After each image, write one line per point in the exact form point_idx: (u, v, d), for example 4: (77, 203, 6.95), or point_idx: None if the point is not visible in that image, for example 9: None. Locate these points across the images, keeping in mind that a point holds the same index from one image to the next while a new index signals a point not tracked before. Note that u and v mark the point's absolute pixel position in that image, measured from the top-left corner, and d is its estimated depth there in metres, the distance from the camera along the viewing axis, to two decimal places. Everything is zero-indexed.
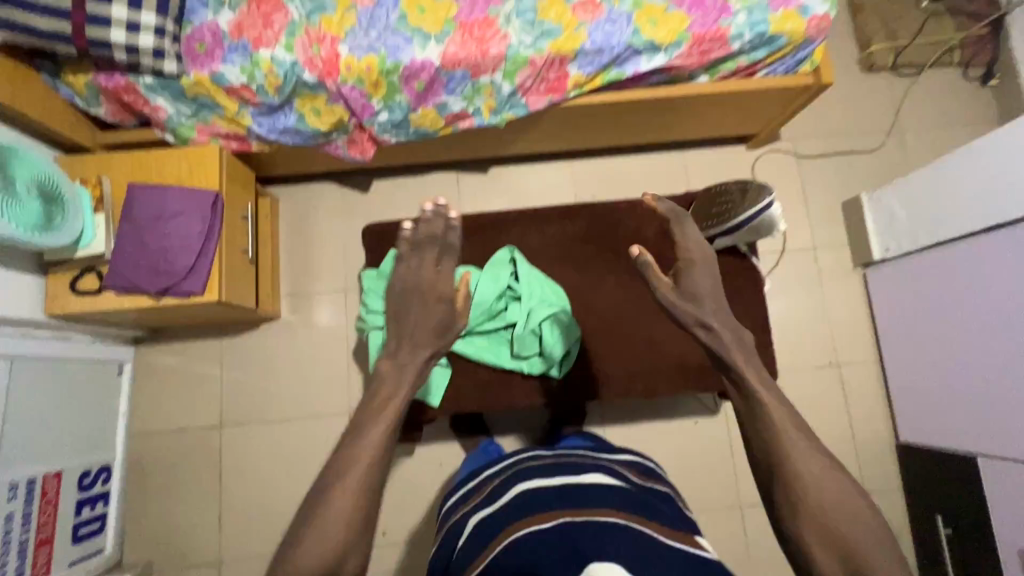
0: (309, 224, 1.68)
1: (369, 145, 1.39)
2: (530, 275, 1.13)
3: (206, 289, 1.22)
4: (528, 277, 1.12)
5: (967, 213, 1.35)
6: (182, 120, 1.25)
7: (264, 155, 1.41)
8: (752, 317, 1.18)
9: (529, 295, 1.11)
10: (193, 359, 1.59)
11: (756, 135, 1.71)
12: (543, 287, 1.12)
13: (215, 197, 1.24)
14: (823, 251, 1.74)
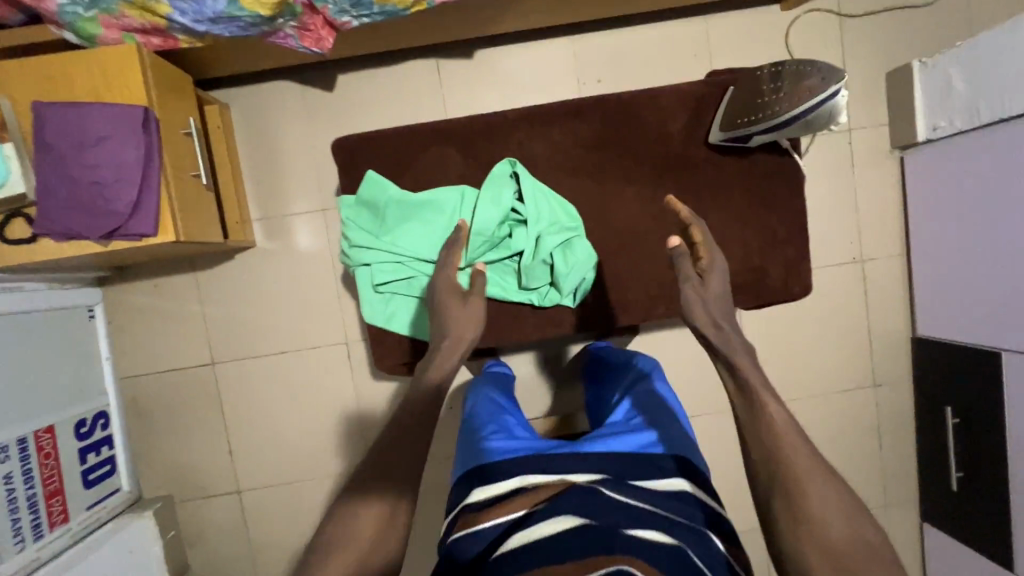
0: (270, 134, 1.44)
1: (327, 32, 1.13)
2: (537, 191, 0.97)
3: (159, 229, 1.04)
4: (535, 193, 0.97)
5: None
6: (79, 12, 0.98)
7: (198, 51, 1.16)
8: (789, 225, 1.03)
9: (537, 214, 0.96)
10: (168, 296, 1.46)
11: None
12: (552, 204, 0.97)
13: (144, 114, 1.00)
14: (858, 133, 1.54)
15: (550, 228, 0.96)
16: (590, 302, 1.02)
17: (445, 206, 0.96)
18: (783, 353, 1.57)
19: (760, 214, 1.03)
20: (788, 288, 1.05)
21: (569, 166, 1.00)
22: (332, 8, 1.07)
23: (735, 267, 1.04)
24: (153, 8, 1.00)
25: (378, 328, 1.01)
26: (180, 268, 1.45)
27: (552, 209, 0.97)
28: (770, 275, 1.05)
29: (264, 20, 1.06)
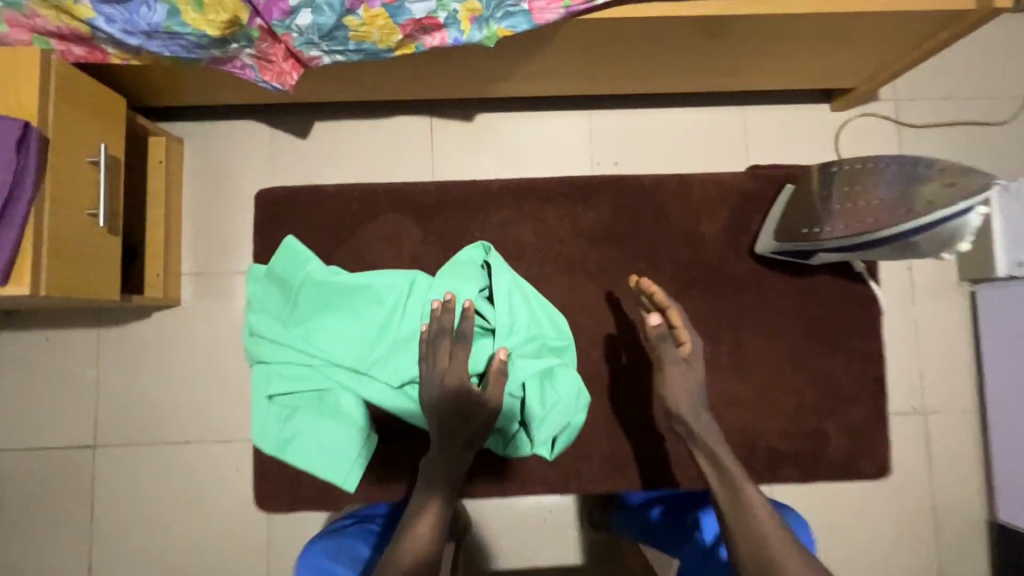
0: (223, 179, 1.22)
1: (291, 67, 0.93)
2: (515, 295, 0.74)
3: (11, 276, 0.78)
4: (512, 297, 0.74)
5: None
6: None
7: (135, 71, 0.96)
8: (858, 373, 0.75)
9: (515, 328, 0.73)
10: (59, 353, 1.18)
11: (849, 90, 1.22)
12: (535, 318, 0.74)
13: (24, 128, 0.78)
14: (919, 258, 1.29)
15: (523, 350, 0.72)
16: None
17: (386, 295, 0.73)
18: (824, 523, 1.22)
19: (819, 356, 0.75)
20: (856, 466, 0.74)
21: None
22: (296, 38, 0.87)
23: (783, 428, 0.74)
24: (71, 9, 0.81)
25: (267, 455, 0.71)
26: (81, 321, 1.18)
27: (530, 323, 0.74)
28: (831, 444, 0.74)
29: (213, 41, 0.87)
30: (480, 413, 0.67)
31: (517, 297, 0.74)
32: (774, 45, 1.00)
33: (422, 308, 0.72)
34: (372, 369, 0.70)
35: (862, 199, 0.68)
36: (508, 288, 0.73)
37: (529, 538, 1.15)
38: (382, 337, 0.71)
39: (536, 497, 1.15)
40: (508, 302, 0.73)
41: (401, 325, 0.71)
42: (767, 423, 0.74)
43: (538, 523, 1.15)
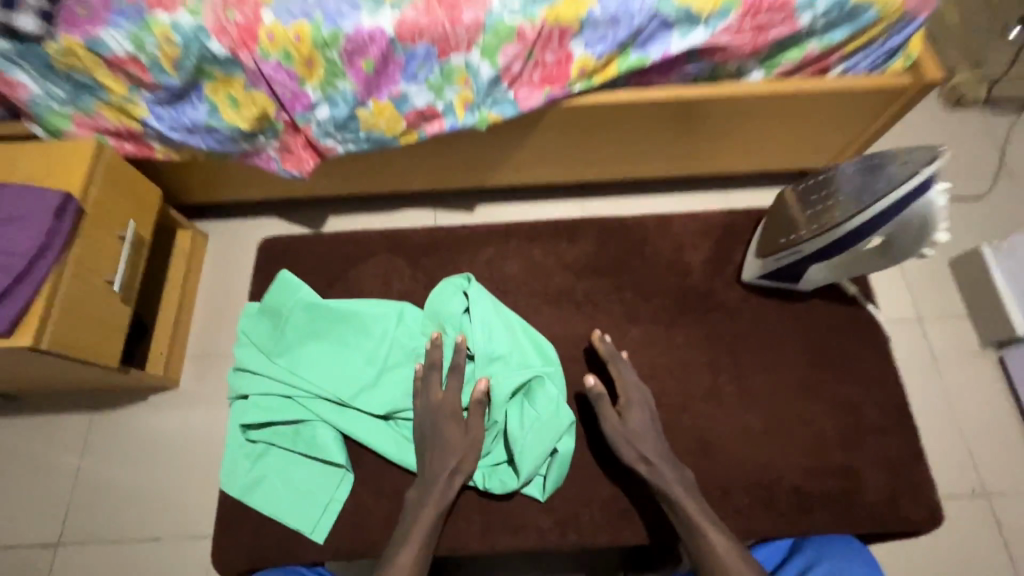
0: (239, 267, 1.30)
1: (308, 155, 1.04)
2: (503, 326, 0.67)
3: (17, 330, 0.81)
4: (497, 323, 0.67)
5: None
6: (54, 105, 0.95)
7: (175, 167, 1.10)
8: (878, 401, 0.69)
9: (498, 358, 0.66)
10: (48, 440, 1.15)
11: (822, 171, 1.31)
12: (528, 344, 0.67)
13: (64, 200, 0.87)
14: (932, 324, 1.25)
15: (509, 378, 0.64)
16: (573, 497, 0.64)
17: (373, 326, 0.68)
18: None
19: (833, 383, 0.70)
20: (902, 509, 0.64)
21: (552, 293, 0.75)
22: (315, 129, 1.00)
23: (806, 464, 0.66)
24: (129, 110, 0.96)
25: (234, 501, 0.65)
26: (78, 406, 1.17)
27: (519, 352, 0.66)
28: (866, 483, 0.65)
29: (244, 134, 1.00)
30: (456, 445, 0.62)
31: (510, 325, 0.68)
32: (740, 125, 1.11)
33: (413, 344, 0.68)
34: (364, 403, 0.65)
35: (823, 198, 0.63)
36: (498, 316, 0.68)
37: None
38: (373, 370, 0.67)
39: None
40: (496, 334, 0.67)
41: (396, 355, 0.68)
42: (787, 459, 0.66)
43: None
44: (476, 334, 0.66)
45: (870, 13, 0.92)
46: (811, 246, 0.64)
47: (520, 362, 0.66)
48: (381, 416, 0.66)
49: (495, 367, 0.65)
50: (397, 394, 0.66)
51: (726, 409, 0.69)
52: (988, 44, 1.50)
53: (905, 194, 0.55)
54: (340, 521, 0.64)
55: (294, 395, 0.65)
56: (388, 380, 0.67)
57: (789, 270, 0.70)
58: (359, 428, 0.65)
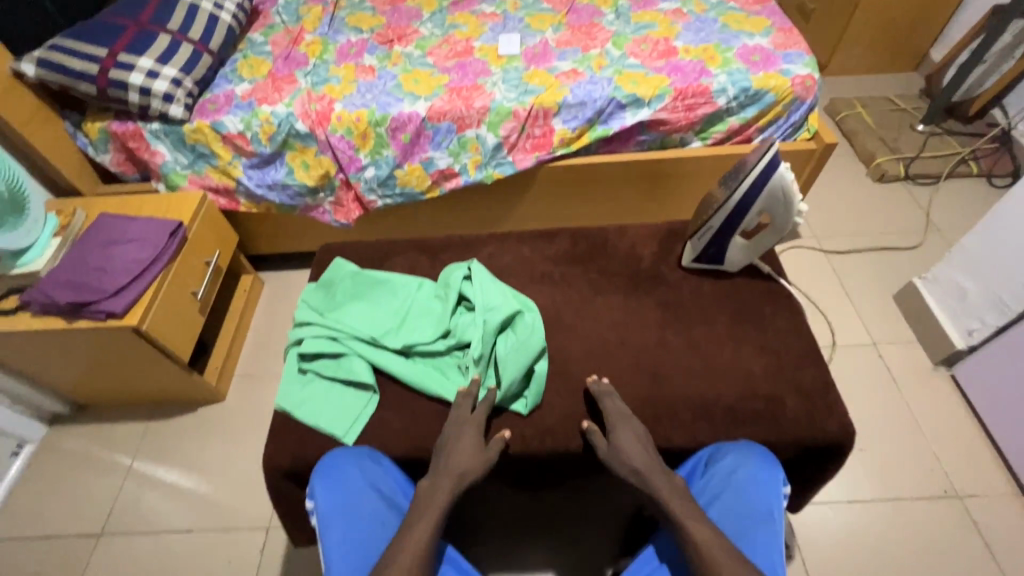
0: (286, 305, 1.55)
1: (355, 207, 1.36)
2: (494, 288, 0.90)
3: (128, 313, 1.06)
4: (489, 285, 0.90)
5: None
6: (177, 168, 1.31)
7: (252, 218, 1.43)
8: (794, 346, 0.87)
9: (490, 307, 0.87)
10: (108, 443, 1.31)
11: None
12: (511, 299, 0.89)
13: (177, 226, 1.18)
14: (887, 348, 1.41)
15: (497, 317, 0.85)
16: (551, 414, 0.81)
17: (400, 290, 0.92)
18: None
19: (757, 335, 0.89)
20: (817, 425, 0.79)
21: (536, 276, 0.98)
22: (362, 186, 1.32)
23: (738, 391, 0.82)
24: (229, 171, 1.31)
25: (285, 417, 0.83)
26: (137, 416, 1.35)
27: (506, 302, 0.88)
28: (787, 405, 0.81)
29: (309, 190, 1.33)
30: (467, 443, 0.74)
31: (498, 287, 0.90)
32: (695, 183, 1.39)
33: (429, 302, 0.91)
34: (392, 340, 0.86)
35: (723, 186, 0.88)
36: (489, 281, 0.91)
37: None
38: (399, 319, 0.89)
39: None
40: (488, 292, 0.89)
41: (415, 310, 0.90)
42: (723, 388, 0.83)
43: None
44: (474, 292, 0.89)
45: (769, 95, 1.26)
46: (718, 217, 0.87)
47: (506, 309, 0.87)
48: (402, 352, 0.86)
49: (486, 314, 0.86)
50: (414, 334, 0.87)
51: (673, 352, 0.87)
52: (901, 135, 1.86)
53: (762, 171, 0.81)
54: (366, 431, 0.80)
55: (339, 336, 0.87)
56: (409, 327, 0.88)
57: (715, 249, 0.92)
58: (386, 358, 0.85)
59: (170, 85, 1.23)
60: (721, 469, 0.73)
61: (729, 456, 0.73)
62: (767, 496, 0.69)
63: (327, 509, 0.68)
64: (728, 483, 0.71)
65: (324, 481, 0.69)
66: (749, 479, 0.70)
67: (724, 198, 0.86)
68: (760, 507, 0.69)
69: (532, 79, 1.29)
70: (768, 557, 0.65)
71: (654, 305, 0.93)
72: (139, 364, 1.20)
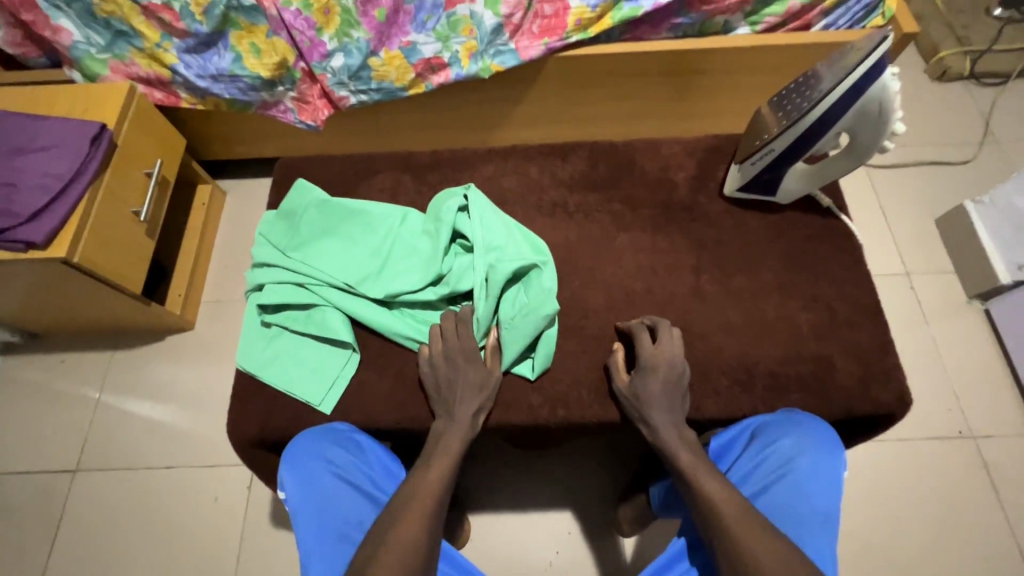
0: (253, 219, 1.35)
1: (322, 105, 1.12)
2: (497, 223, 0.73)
3: (53, 243, 0.88)
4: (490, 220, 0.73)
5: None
6: (91, 52, 1.04)
7: (198, 117, 1.18)
8: (851, 299, 0.73)
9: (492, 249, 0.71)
10: (71, 374, 1.21)
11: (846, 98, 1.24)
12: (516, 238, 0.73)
13: (100, 129, 0.94)
14: (921, 278, 1.29)
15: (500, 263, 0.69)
16: (562, 378, 0.69)
17: (380, 225, 0.75)
18: (882, 571, 1.02)
19: (808, 284, 0.74)
20: (869, 393, 0.68)
21: (546, 206, 0.80)
22: (330, 78, 1.07)
23: (781, 353, 0.70)
24: (160, 56, 1.04)
25: (249, 378, 0.70)
26: (99, 344, 1.23)
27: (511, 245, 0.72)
28: (838, 370, 0.69)
29: (263, 83, 1.08)
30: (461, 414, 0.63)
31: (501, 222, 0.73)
32: (735, 80, 1.15)
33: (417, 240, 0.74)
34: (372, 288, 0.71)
35: (791, 97, 0.67)
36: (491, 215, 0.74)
37: (517, 568, 1.00)
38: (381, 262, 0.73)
39: (524, 515, 1.03)
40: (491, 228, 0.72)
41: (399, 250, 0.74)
42: (764, 348, 0.71)
43: (539, 570, 1.00)
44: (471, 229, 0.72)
45: None
46: (782, 141, 0.68)
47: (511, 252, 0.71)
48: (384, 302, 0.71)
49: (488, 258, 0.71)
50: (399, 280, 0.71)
51: (708, 305, 0.73)
52: (973, 20, 1.56)
53: (856, 82, 0.61)
54: (347, 396, 0.69)
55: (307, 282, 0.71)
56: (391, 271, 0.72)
57: (768, 177, 0.74)
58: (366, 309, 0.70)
59: None
60: (777, 453, 0.62)
61: (788, 440, 0.62)
62: (826, 492, 0.60)
63: (297, 508, 0.60)
64: (783, 470, 0.61)
65: (293, 474, 0.61)
66: (807, 470, 0.61)
67: (793, 116, 0.66)
68: (817, 505, 0.59)
69: None
70: (823, 561, 0.56)
71: (687, 245, 0.77)
72: (84, 295, 1.05)
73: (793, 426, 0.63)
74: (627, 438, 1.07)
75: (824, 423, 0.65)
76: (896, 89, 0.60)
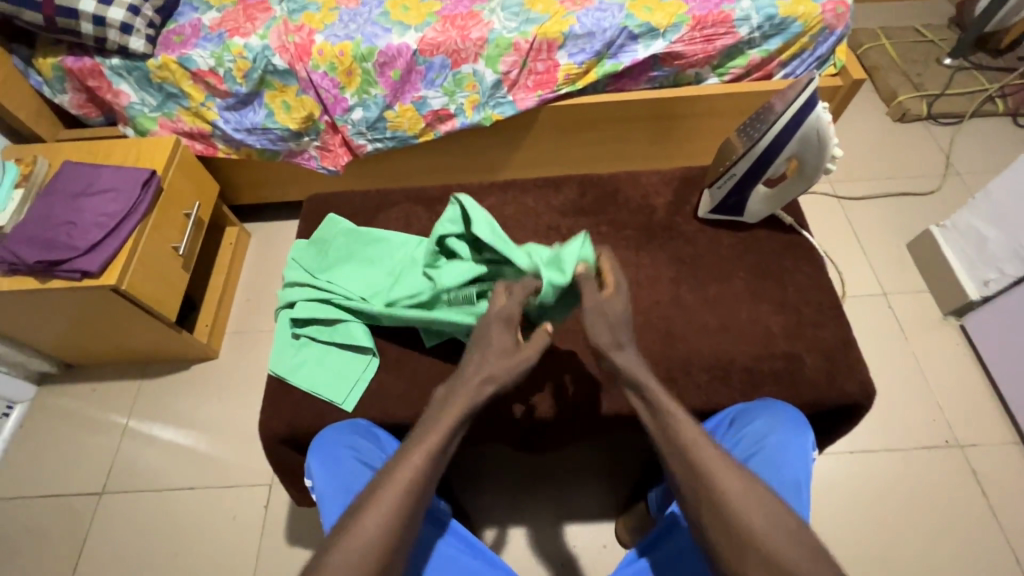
0: (275, 257, 1.47)
1: (342, 151, 1.26)
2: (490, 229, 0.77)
3: (105, 272, 1.00)
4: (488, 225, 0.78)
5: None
6: (145, 111, 1.20)
7: (231, 166, 1.33)
8: (815, 303, 0.82)
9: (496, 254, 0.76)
10: (101, 402, 1.28)
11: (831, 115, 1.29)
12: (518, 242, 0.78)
13: (151, 175, 1.08)
14: (898, 298, 1.37)
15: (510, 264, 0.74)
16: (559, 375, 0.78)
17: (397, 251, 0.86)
18: None
19: (776, 291, 0.84)
20: (835, 384, 0.76)
21: (542, 229, 0.91)
22: (350, 129, 1.21)
23: (754, 350, 0.78)
24: (203, 113, 1.20)
25: (279, 381, 0.79)
26: (129, 374, 1.31)
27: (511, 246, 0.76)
28: (806, 365, 0.77)
29: (292, 134, 1.22)
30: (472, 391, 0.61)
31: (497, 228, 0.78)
32: (709, 123, 1.29)
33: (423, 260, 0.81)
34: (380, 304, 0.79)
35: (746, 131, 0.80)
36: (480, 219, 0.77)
37: None
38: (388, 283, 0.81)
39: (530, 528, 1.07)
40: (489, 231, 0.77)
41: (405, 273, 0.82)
42: (738, 346, 0.79)
43: None
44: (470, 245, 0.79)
45: (797, 25, 1.14)
46: (741, 166, 0.80)
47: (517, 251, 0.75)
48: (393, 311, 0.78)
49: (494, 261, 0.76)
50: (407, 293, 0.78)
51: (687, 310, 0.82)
52: (926, 69, 1.73)
53: (794, 114, 0.73)
54: (366, 395, 0.77)
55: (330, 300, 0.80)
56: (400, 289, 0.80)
57: (735, 199, 0.85)
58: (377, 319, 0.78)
59: (127, 13, 1.10)
60: (751, 433, 0.70)
61: (758, 421, 0.70)
62: (797, 465, 0.67)
63: (321, 489, 0.67)
64: (755, 448, 0.68)
65: (318, 460, 0.68)
66: (778, 447, 0.68)
67: (748, 145, 0.78)
68: (788, 477, 0.66)
69: (534, 5, 1.17)
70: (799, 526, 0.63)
71: (666, 260, 0.87)
72: (123, 323, 1.15)
73: (763, 409, 0.72)
74: (627, 451, 1.13)
75: (791, 407, 0.73)
76: (825, 118, 0.72)
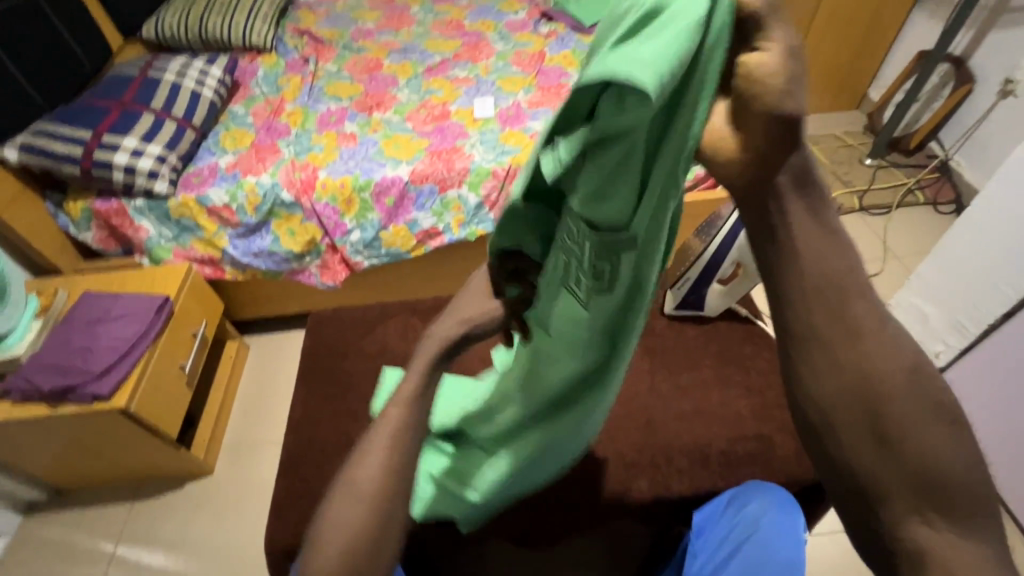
0: (274, 367, 1.53)
1: (341, 268, 1.38)
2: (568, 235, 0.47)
3: (115, 394, 1.05)
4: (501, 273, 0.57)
5: (982, 281, 1.20)
6: (161, 242, 1.32)
7: (236, 286, 1.43)
8: (777, 385, 0.91)
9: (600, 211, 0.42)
10: (89, 529, 1.26)
11: None
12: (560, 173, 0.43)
13: (164, 299, 1.17)
14: None
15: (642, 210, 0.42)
16: None
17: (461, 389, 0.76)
18: None
19: (741, 377, 0.93)
20: (805, 462, 0.83)
21: None
22: (349, 248, 1.35)
23: (729, 434, 0.86)
24: (215, 241, 1.33)
25: (285, 492, 0.82)
26: (120, 496, 1.30)
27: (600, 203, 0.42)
28: (776, 445, 0.84)
29: (295, 255, 1.35)
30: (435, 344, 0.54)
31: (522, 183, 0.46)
32: None
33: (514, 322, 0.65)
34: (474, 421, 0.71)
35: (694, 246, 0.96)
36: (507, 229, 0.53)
37: None
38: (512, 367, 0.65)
39: None
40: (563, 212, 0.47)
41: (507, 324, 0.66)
42: (714, 431, 0.86)
43: None
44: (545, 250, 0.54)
45: None
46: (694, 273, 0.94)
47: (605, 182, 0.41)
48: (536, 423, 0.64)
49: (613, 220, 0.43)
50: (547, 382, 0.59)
51: (664, 399, 0.90)
52: (852, 169, 1.99)
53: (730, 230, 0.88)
54: None
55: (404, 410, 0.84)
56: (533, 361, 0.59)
57: (695, 297, 0.98)
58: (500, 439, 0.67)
59: (154, 163, 1.27)
60: (746, 515, 0.75)
61: (753, 504, 0.75)
62: (790, 546, 0.71)
63: None
64: (750, 531, 0.73)
65: None
66: (772, 528, 0.72)
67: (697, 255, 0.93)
68: (782, 557, 0.70)
69: (508, 140, 1.37)
70: None
71: (641, 352, 0.96)
72: (124, 444, 1.17)
73: (760, 491, 0.77)
74: None
75: (784, 490, 0.78)
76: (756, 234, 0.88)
